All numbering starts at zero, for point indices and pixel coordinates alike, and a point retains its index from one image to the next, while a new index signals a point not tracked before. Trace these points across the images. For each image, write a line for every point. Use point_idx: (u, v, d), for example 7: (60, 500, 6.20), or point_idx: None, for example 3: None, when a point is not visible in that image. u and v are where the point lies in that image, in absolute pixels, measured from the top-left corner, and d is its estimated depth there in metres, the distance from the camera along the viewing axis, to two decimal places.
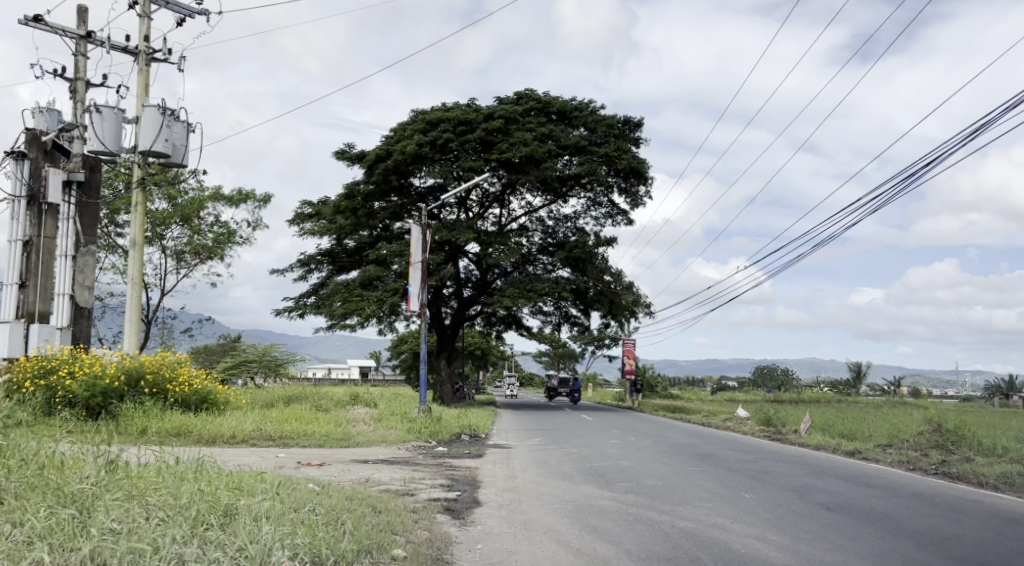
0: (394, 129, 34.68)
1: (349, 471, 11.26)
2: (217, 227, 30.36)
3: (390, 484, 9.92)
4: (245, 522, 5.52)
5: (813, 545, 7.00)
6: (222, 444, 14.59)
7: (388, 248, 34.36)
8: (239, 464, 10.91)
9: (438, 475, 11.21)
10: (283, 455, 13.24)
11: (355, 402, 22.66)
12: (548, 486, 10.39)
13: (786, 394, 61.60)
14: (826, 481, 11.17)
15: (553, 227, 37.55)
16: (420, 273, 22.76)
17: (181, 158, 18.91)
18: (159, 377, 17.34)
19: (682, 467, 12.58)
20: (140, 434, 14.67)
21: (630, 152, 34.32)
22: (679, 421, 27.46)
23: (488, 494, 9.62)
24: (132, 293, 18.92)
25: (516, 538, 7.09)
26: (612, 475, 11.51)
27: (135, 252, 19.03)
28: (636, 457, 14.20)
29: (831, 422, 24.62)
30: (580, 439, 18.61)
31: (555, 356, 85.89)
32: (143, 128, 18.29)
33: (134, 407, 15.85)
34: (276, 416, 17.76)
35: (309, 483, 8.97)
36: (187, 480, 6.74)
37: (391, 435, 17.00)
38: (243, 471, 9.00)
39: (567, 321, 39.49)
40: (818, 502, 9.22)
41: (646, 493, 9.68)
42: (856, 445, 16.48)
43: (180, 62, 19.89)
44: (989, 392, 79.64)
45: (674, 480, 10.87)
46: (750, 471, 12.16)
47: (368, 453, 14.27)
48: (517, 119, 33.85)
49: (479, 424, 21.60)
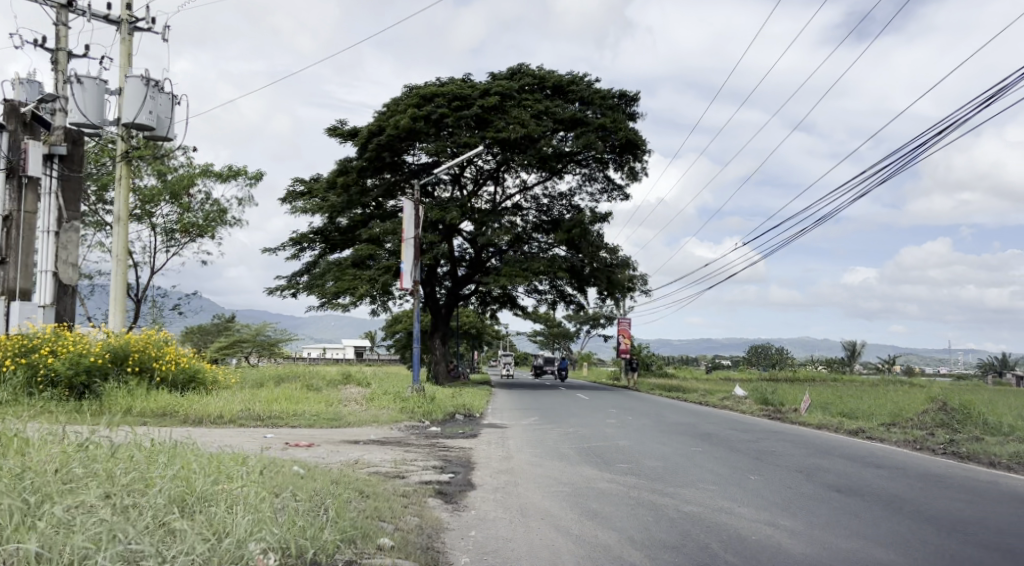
0: (387, 105, 33.92)
1: (338, 452, 10.85)
2: (207, 204, 29.72)
3: (380, 465, 9.49)
4: (217, 511, 5.08)
5: (828, 531, 6.60)
6: (210, 425, 14.16)
7: (381, 227, 33.72)
8: (224, 445, 10.44)
9: (430, 456, 10.80)
10: (272, 435, 12.83)
11: (348, 381, 22.26)
12: (545, 467, 10.01)
13: (781, 373, 61.51)
14: (834, 462, 10.81)
15: (547, 205, 36.96)
16: (413, 250, 22.28)
17: (165, 131, 18.26)
18: (145, 356, 16.83)
19: (683, 447, 12.20)
20: (125, 414, 14.26)
21: (627, 126, 33.68)
22: (676, 400, 27.19)
23: (482, 476, 9.21)
24: (117, 269, 18.37)
25: (512, 525, 6.67)
26: (611, 455, 11.13)
27: (120, 228, 18.39)
28: (636, 436, 13.83)
29: (830, 401, 24.38)
30: (577, 418, 18.26)
31: (550, 335, 85.77)
32: (126, 100, 17.49)
33: (118, 386, 15.35)
34: (266, 396, 17.34)
35: (294, 466, 8.52)
36: (160, 462, 6.29)
37: (383, 414, 16.61)
38: (226, 453, 8.54)
39: (563, 300, 39.11)
40: (828, 484, 8.83)
41: (647, 475, 9.29)
42: (859, 424, 16.17)
43: (165, 32, 19.12)
44: (983, 370, 80.12)
45: (676, 461, 10.49)
46: (753, 451, 11.79)
47: (359, 433, 13.83)
48: (513, 95, 33.16)
49: (474, 404, 21.24)
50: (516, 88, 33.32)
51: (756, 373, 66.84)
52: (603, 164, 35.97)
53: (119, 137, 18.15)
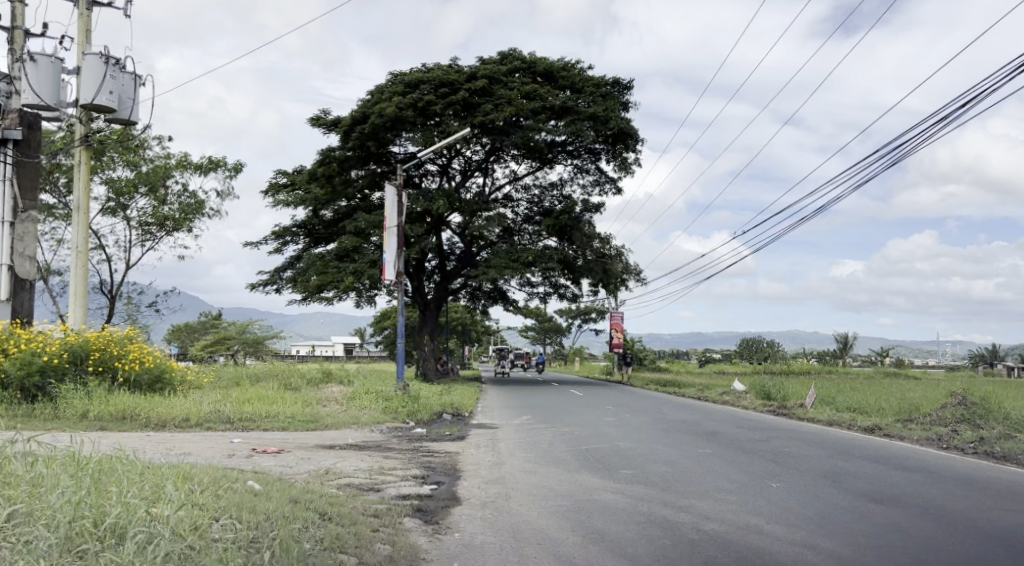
0: (371, 93, 32.52)
1: (308, 460, 9.73)
2: (184, 196, 28.39)
3: (353, 476, 8.38)
4: (119, 554, 3.98)
5: (882, 556, 5.55)
6: (173, 429, 13.01)
7: (366, 219, 32.38)
8: (178, 455, 9.28)
9: (412, 463, 9.67)
10: (240, 440, 11.71)
11: (330, 380, 21.05)
12: (540, 475, 8.92)
13: (776, 366, 60.54)
14: (857, 464, 9.82)
15: (538, 196, 35.87)
16: (396, 239, 21.06)
17: (128, 114, 16.93)
18: (106, 354, 15.59)
19: (690, 449, 11.14)
20: (81, 419, 13.11)
21: (619, 113, 32.58)
22: (673, 396, 26.18)
23: (469, 488, 8.09)
24: (77, 263, 17.12)
25: (503, 552, 5.57)
26: (611, 459, 10.07)
27: (80, 219, 17.11)
28: (636, 437, 12.78)
29: (834, 395, 23.38)
30: (572, 416, 17.17)
31: (542, 330, 84.81)
32: (85, 79, 16.17)
33: (74, 388, 14.16)
34: (238, 396, 16.12)
35: (250, 479, 7.39)
36: (71, 480, 5.16)
37: (364, 415, 15.47)
38: (170, 466, 7.38)
39: (555, 293, 38.00)
40: (861, 494, 7.82)
41: (657, 484, 8.22)
42: (874, 421, 15.12)
43: (127, 7, 17.79)
44: (974, 361, 79.82)
45: (686, 466, 9.43)
46: (766, 453, 10.76)
47: (336, 437, 12.68)
48: (500, 80, 32.02)
49: (463, 402, 20.10)
50: (504, 73, 32.22)
51: (748, 367, 66.02)
52: (595, 155, 34.97)
53: (78, 120, 16.99)
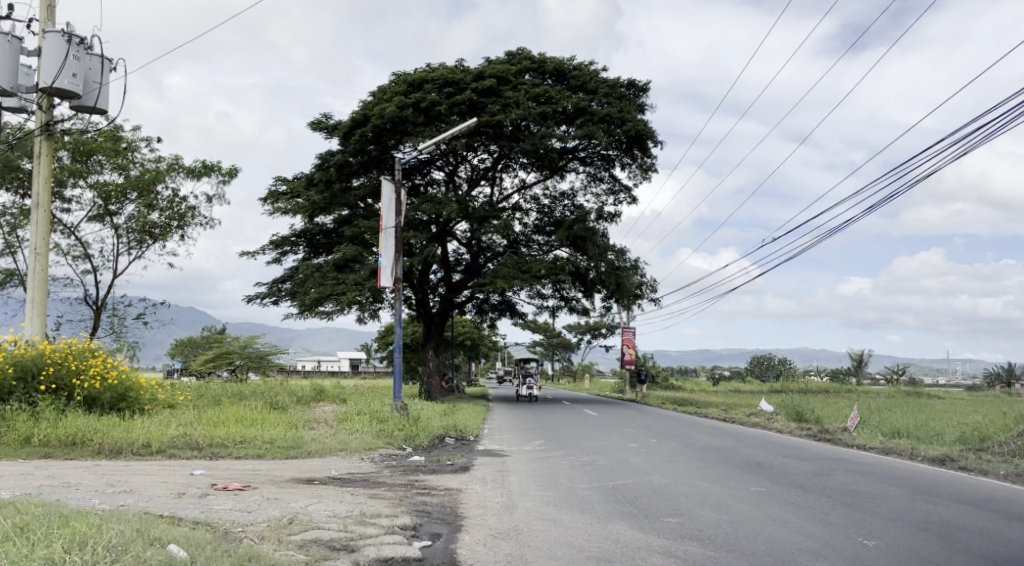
0: (373, 94, 30.93)
1: (274, 501, 7.86)
2: (174, 202, 26.63)
3: (323, 528, 6.48)
4: None
5: None
6: (128, 456, 11.14)
7: (366, 226, 30.52)
8: (110, 499, 7.41)
9: (402, 507, 7.76)
10: (200, 472, 9.91)
11: (321, 398, 19.14)
12: (563, 525, 7.01)
13: (794, 384, 58.29)
14: (955, 510, 7.88)
15: (549, 206, 33.95)
16: (392, 241, 19.13)
17: (94, 100, 15.28)
18: (62, 370, 13.77)
19: (739, 487, 9.20)
20: (21, 445, 11.28)
21: (635, 115, 30.74)
22: (695, 416, 24.21)
23: (473, 545, 6.22)
24: (36, 265, 15.37)
25: None
26: (649, 502, 8.15)
27: (39, 216, 15.32)
28: (670, 469, 10.87)
29: (873, 417, 21.33)
30: (590, 441, 15.21)
31: (550, 347, 82.85)
32: (44, 60, 14.39)
33: (18, 409, 12.33)
34: (212, 418, 14.22)
35: (180, 538, 5.51)
36: None
37: (354, 440, 13.59)
38: (68, 519, 5.47)
39: (565, 305, 36.12)
40: (993, 559, 5.93)
41: (716, 542, 6.32)
42: (939, 449, 13.15)
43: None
44: (989, 380, 77.42)
45: (746, 514, 7.49)
46: (836, 493, 8.82)
47: (316, 468, 10.79)
48: (509, 80, 30.30)
49: (467, 423, 18.19)
50: (514, 72, 30.51)
51: (761, 384, 63.92)
52: (609, 162, 33.13)
53: (38, 107, 15.30)
